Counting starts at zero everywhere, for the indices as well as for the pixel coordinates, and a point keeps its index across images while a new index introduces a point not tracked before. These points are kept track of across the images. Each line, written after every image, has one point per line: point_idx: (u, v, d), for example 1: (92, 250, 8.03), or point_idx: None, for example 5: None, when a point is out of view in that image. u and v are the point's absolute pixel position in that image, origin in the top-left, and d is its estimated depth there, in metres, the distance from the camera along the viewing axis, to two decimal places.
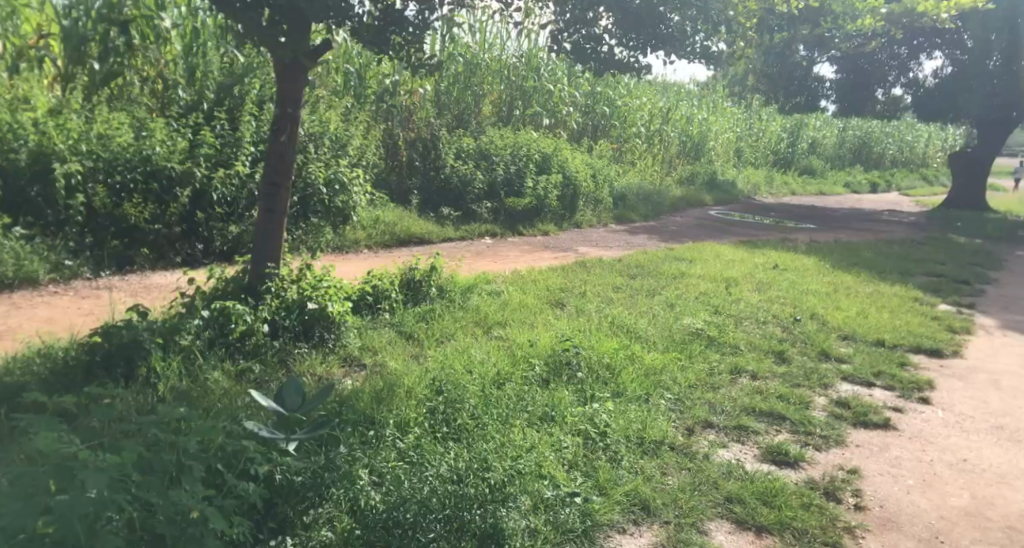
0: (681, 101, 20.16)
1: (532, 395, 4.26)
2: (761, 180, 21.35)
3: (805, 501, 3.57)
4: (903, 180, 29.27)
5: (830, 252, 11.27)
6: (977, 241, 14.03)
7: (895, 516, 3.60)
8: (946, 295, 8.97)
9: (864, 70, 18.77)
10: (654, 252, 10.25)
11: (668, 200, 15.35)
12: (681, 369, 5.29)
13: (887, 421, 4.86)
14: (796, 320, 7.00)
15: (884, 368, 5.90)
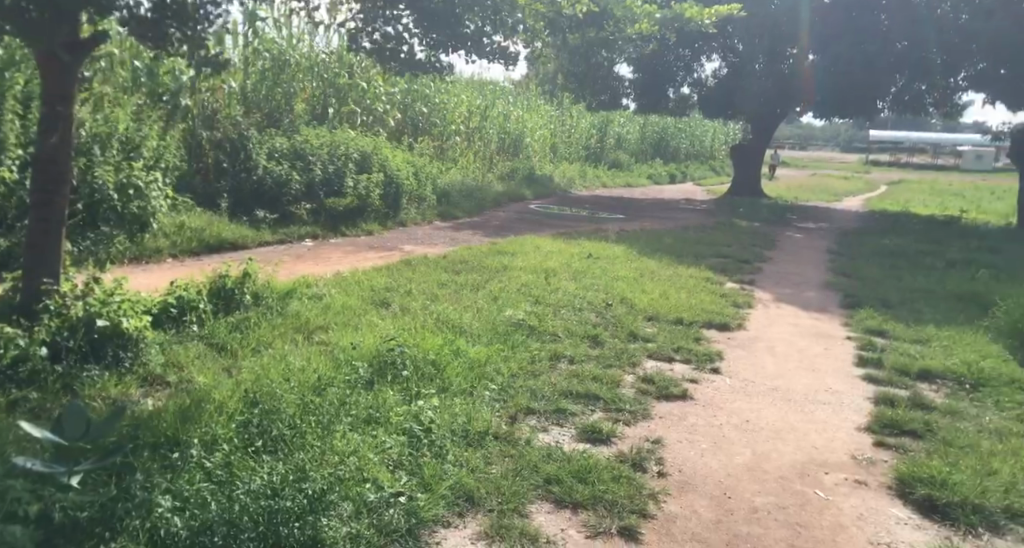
0: (498, 99, 20.64)
1: (355, 398, 4.18)
2: (575, 175, 22.40)
3: (615, 474, 3.81)
4: (697, 172, 31.96)
5: (637, 240, 12.07)
6: (757, 224, 15.66)
7: (691, 479, 3.94)
8: (733, 274, 9.94)
9: (656, 71, 20.15)
10: (478, 247, 10.44)
11: (489, 195, 15.69)
12: (503, 359, 5.45)
13: (685, 392, 5.30)
14: (608, 305, 7.43)
15: (682, 343, 6.44)
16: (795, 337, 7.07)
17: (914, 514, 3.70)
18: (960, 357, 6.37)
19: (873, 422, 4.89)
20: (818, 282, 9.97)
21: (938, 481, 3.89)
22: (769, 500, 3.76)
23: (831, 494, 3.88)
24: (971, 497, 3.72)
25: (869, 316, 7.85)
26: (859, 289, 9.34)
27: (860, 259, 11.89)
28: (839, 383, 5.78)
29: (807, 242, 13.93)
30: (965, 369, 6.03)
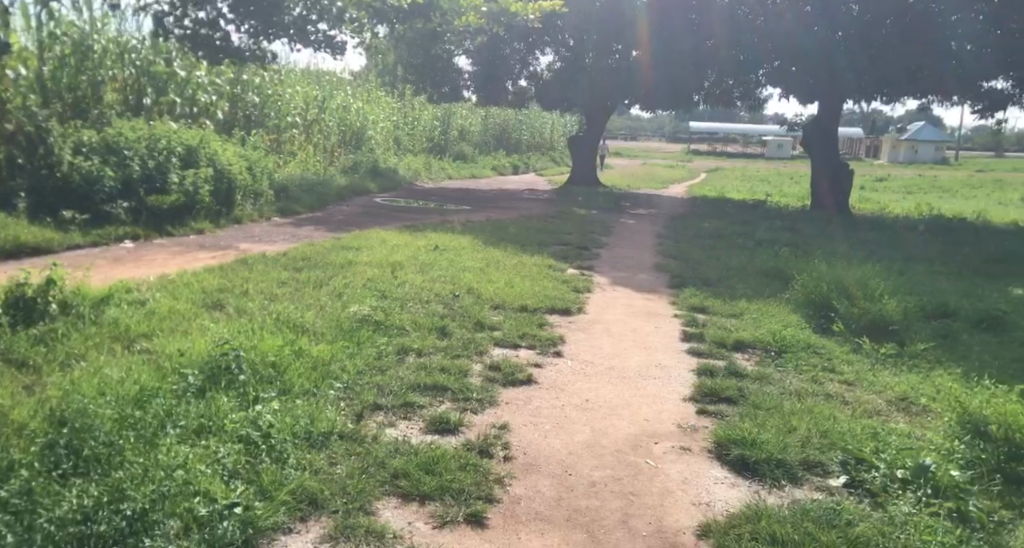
0: (337, 90, 20.09)
1: (184, 408, 3.92)
2: (420, 167, 22.30)
3: (462, 462, 3.84)
4: (538, 163, 32.83)
5: (482, 230, 12.21)
6: (594, 212, 16.35)
7: (535, 460, 4.05)
8: (573, 260, 10.30)
9: (492, 63, 20.51)
10: (319, 243, 10.13)
11: (331, 188, 15.25)
12: (349, 356, 5.33)
13: (529, 377, 5.44)
14: (455, 296, 7.46)
15: (527, 329, 6.59)
16: (629, 318, 7.44)
17: (730, 473, 4.02)
18: (768, 327, 7.00)
19: (696, 391, 5.27)
20: (649, 265, 10.57)
21: (749, 441, 4.26)
22: (606, 473, 3.94)
23: (659, 462, 4.14)
24: (776, 453, 4.11)
25: (693, 294, 8.42)
26: (685, 269, 9.98)
27: (685, 241, 12.72)
28: (669, 359, 6.15)
29: (639, 227, 14.72)
30: (771, 337, 6.64)
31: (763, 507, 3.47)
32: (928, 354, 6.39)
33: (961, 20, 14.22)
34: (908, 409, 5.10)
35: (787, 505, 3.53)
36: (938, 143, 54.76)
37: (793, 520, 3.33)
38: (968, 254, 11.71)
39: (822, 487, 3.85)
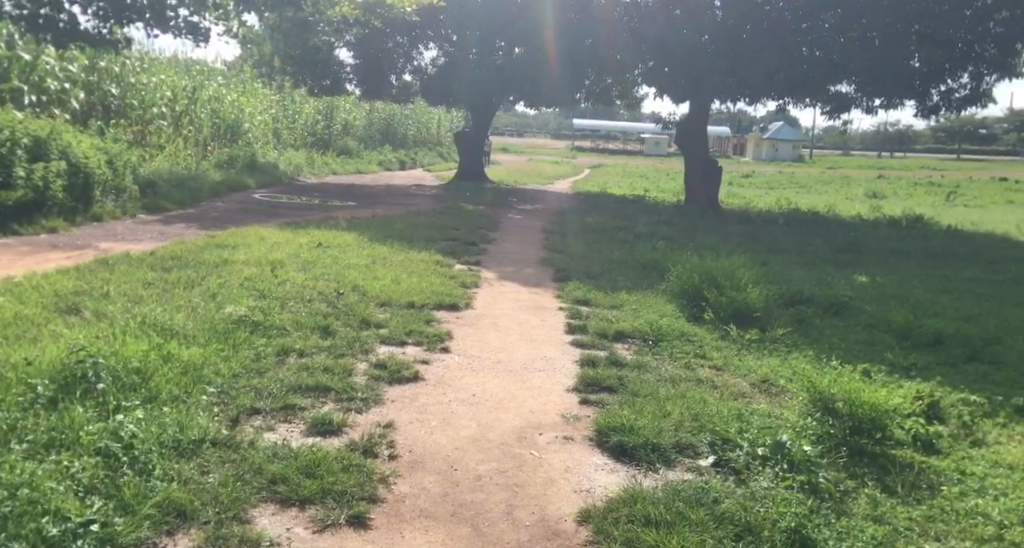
0: (208, 80, 19.15)
1: (32, 422, 3.62)
2: (301, 162, 21.64)
3: (344, 463, 3.76)
4: (425, 158, 32.61)
5: (368, 226, 11.98)
6: (480, 207, 16.39)
7: (421, 457, 4.03)
8: (460, 256, 10.30)
9: (375, 57, 20.27)
10: (192, 241, 9.63)
11: (205, 183, 14.53)
12: (223, 359, 5.10)
13: (415, 374, 5.40)
14: (338, 294, 7.29)
15: (413, 326, 6.53)
16: (515, 312, 7.52)
17: (609, 460, 4.15)
18: (646, 318, 7.27)
19: (579, 382, 5.40)
20: (534, 259, 10.72)
21: (628, 427, 4.41)
22: (491, 467, 3.97)
23: (543, 452, 4.21)
24: (653, 438, 4.28)
25: (577, 287, 8.62)
26: (569, 263, 10.19)
27: (569, 236, 12.99)
28: (554, 351, 6.26)
29: (525, 222, 14.91)
30: (648, 327, 6.90)
31: (639, 490, 3.61)
32: (787, 339, 6.85)
33: (810, 28, 15.11)
34: (770, 391, 5.45)
35: (661, 487, 3.70)
36: (796, 142, 58.43)
37: (666, 501, 3.48)
38: (823, 244, 12.61)
39: (693, 468, 4.05)
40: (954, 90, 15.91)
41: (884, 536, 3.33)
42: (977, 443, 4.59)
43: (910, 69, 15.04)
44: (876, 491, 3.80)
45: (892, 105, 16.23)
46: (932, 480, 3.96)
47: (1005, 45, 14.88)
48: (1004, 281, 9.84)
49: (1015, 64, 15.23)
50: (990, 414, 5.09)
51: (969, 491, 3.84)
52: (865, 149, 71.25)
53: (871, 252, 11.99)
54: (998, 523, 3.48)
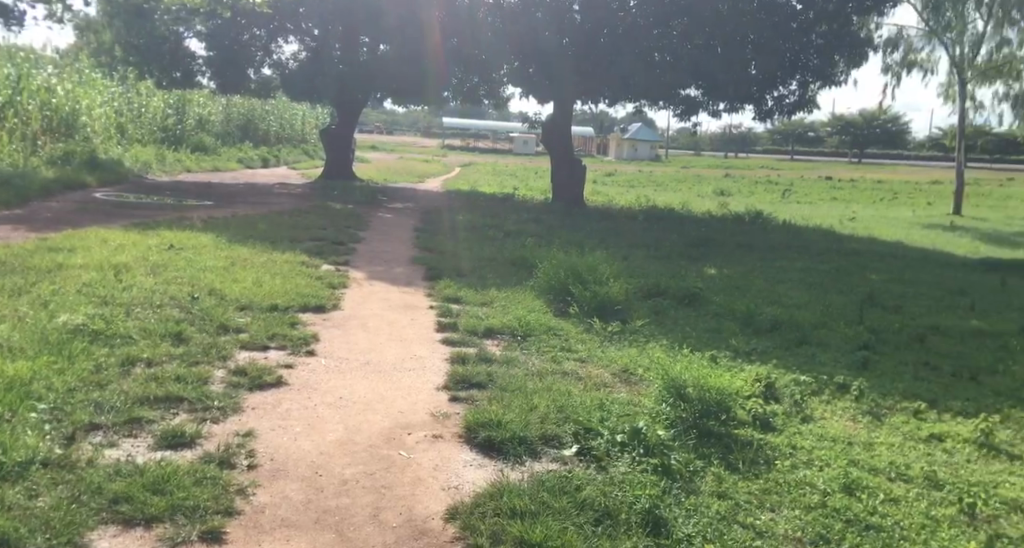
0: (37, 70, 17.56)
1: None
2: (151, 159, 20.29)
3: (197, 477, 3.57)
4: (289, 155, 31.50)
5: (226, 227, 11.41)
6: (348, 206, 16.02)
7: (283, 465, 3.90)
8: (327, 256, 10.02)
9: (228, 48, 19.14)
10: (21, 244, 8.79)
11: (36, 182, 13.31)
12: (57, 373, 4.69)
13: (278, 378, 5.20)
14: (193, 298, 6.90)
15: (276, 329, 6.29)
16: (384, 312, 7.41)
17: (478, 456, 4.19)
18: (515, 314, 7.38)
19: (450, 380, 5.40)
20: (403, 258, 10.61)
21: (496, 423, 4.46)
22: (358, 470, 3.90)
23: (412, 452, 4.18)
24: (520, 431, 4.36)
25: (447, 285, 8.62)
26: (439, 261, 10.18)
27: (438, 233, 12.96)
28: (423, 350, 6.23)
29: (394, 221, 14.72)
30: (516, 323, 7.01)
31: (504, 483, 3.66)
32: (645, 329, 7.17)
33: (660, 34, 15.79)
34: (629, 379, 5.69)
35: (526, 479, 3.77)
36: (653, 143, 61.23)
37: (530, 492, 3.55)
38: (678, 239, 13.30)
39: (558, 459, 4.16)
40: (785, 96, 17.19)
41: (728, 511, 3.56)
42: (808, 419, 5.01)
43: (748, 76, 16.13)
44: (721, 469, 4.07)
45: (734, 108, 17.34)
46: (769, 455, 4.29)
47: (826, 55, 16.31)
48: (831, 271, 10.78)
49: (835, 73, 16.70)
50: (820, 392, 5.57)
51: (801, 464, 4.19)
52: (715, 150, 75.80)
53: (719, 246, 12.77)
54: (824, 491, 3.81)
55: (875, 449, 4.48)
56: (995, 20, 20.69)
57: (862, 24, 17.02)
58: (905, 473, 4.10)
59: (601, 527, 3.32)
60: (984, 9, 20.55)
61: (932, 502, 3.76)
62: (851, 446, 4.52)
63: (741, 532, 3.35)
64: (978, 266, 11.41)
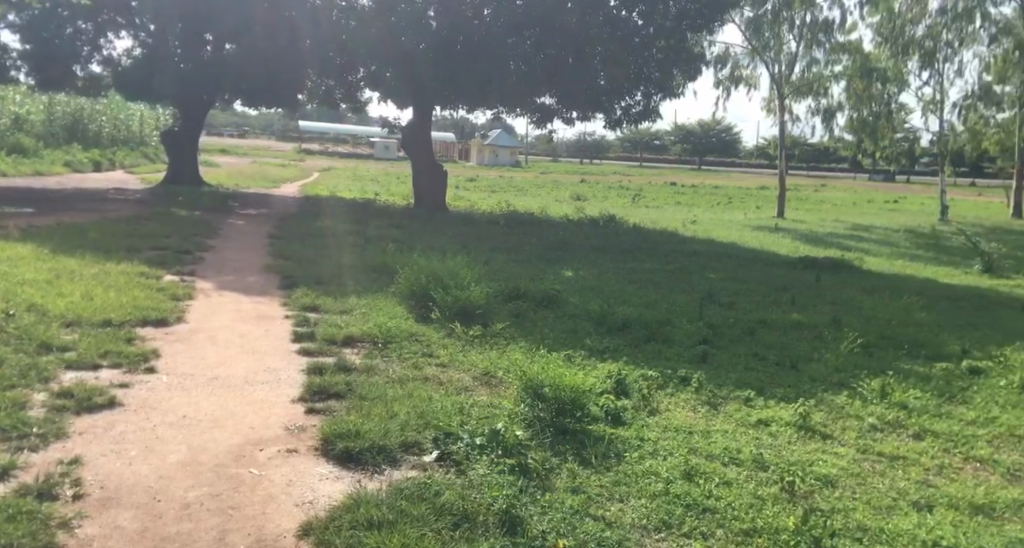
0: None
1: None
2: None
3: (12, 513, 3.22)
4: (125, 158, 29.30)
5: (51, 236, 10.44)
6: (194, 213, 15.15)
7: (115, 492, 3.61)
8: (170, 266, 9.42)
9: (50, 43, 17.67)
10: None
11: None
12: None
13: (111, 399, 4.82)
14: (10, 315, 6.26)
15: (110, 346, 5.83)
16: (234, 323, 7.05)
17: (332, 467, 4.06)
18: (375, 321, 7.25)
19: (305, 391, 5.22)
20: (255, 266, 10.15)
21: (352, 433, 4.35)
22: (202, 491, 3.68)
23: (262, 469, 3.99)
24: (377, 440, 4.28)
25: (304, 293, 8.33)
26: (294, 269, 9.82)
27: (293, 240, 12.50)
28: (277, 361, 5.99)
29: (245, 227, 14.07)
30: (377, 330, 6.89)
31: (359, 494, 3.57)
32: (505, 332, 7.25)
33: (515, 43, 16.07)
34: (489, 382, 5.75)
35: (382, 489, 3.70)
36: (512, 148, 62.35)
37: (386, 501, 3.50)
38: (535, 243, 13.59)
39: (416, 465, 4.12)
40: (633, 106, 17.88)
41: (581, 505, 3.68)
42: (655, 411, 5.27)
43: (596, 86, 16.73)
44: (574, 465, 4.18)
45: (585, 117, 17.89)
46: (619, 448, 4.46)
47: (666, 69, 17.25)
48: (675, 271, 11.41)
49: (673, 86, 17.74)
50: (665, 385, 5.88)
51: (648, 455, 4.39)
52: (569, 156, 78.37)
53: (574, 249, 13.19)
54: (666, 479, 4.03)
55: (712, 436, 4.78)
56: (805, 41, 22.76)
57: (696, 41, 18.21)
58: (737, 457, 4.40)
59: (458, 531, 3.33)
60: (797, 30, 22.59)
61: (761, 483, 4.06)
62: (691, 435, 4.80)
63: (591, 525, 3.47)
64: (799, 264, 12.48)
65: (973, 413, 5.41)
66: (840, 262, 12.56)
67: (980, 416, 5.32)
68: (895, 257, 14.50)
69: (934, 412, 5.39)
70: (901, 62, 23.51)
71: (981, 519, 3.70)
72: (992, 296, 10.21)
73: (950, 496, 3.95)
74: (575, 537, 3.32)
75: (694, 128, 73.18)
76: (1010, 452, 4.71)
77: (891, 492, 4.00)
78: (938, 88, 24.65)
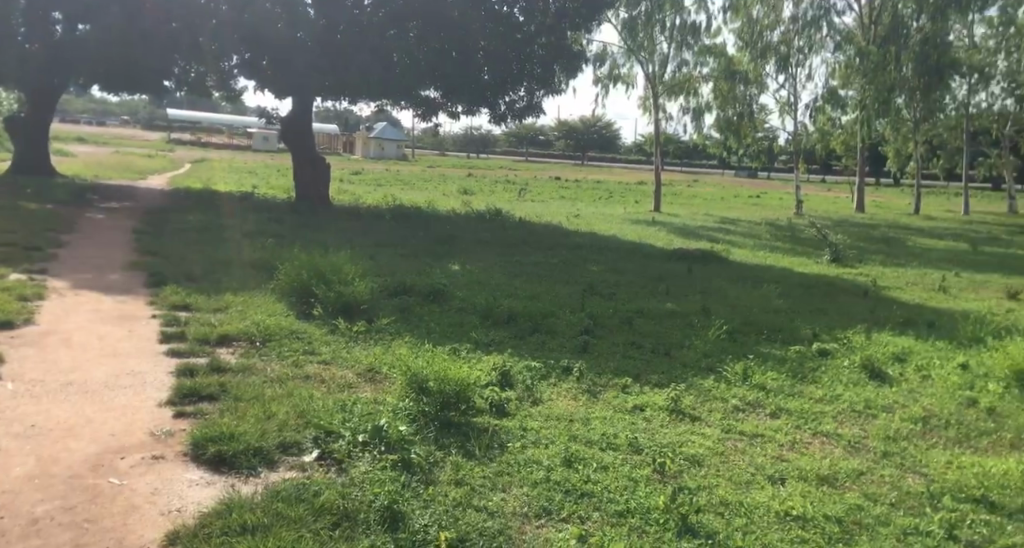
0: None
1: None
2: None
3: None
4: None
5: None
6: (46, 206, 14.04)
7: None
8: (18, 264, 8.71)
9: None
10: None
11: None
12: None
13: None
14: None
15: None
16: (94, 325, 6.61)
17: (205, 472, 3.90)
18: (252, 319, 7.00)
19: (173, 394, 4.98)
20: (120, 263, 9.54)
21: (226, 436, 4.20)
22: (53, 505, 3.44)
23: (125, 478, 3.78)
24: (252, 442, 4.15)
25: (174, 291, 7.92)
26: (163, 266, 9.31)
27: (163, 236, 11.84)
28: (142, 364, 5.66)
29: (106, 222, 13.19)
30: (254, 328, 6.67)
31: (232, 498, 3.46)
32: (390, 327, 7.19)
33: (396, 34, 15.89)
34: (373, 378, 5.68)
35: (258, 492, 3.59)
36: (397, 142, 61.63)
37: (261, 504, 3.41)
38: (420, 237, 13.53)
39: (296, 465, 4.02)
40: (516, 101, 18.13)
41: (463, 497, 3.72)
42: (538, 401, 5.38)
43: (480, 80, 16.81)
44: (458, 457, 4.22)
45: (469, 111, 17.94)
46: (502, 439, 4.53)
47: (547, 66, 17.49)
48: (556, 264, 11.66)
49: (555, 82, 18.08)
50: (548, 375, 6.01)
51: (529, 445, 4.49)
52: (455, 150, 78.33)
53: (459, 242, 13.22)
54: (547, 467, 4.14)
55: (591, 423, 4.95)
56: (675, 43, 23.73)
57: (574, 39, 18.63)
58: (614, 442, 4.58)
59: (337, 530, 3.29)
60: (667, 32, 23.49)
61: (635, 465, 4.24)
62: (572, 423, 4.95)
63: (474, 515, 3.52)
64: (672, 256, 13.07)
65: (821, 391, 5.87)
66: (710, 254, 13.24)
67: (827, 394, 5.77)
68: (759, 248, 15.44)
69: (788, 392, 5.81)
70: (762, 65, 24.98)
71: (825, 489, 4.03)
72: (840, 284, 11.09)
73: (800, 469, 4.28)
74: (457, 528, 3.36)
75: (575, 124, 74.96)
76: (852, 425, 5.15)
77: (751, 468, 4.29)
78: (792, 91, 26.35)
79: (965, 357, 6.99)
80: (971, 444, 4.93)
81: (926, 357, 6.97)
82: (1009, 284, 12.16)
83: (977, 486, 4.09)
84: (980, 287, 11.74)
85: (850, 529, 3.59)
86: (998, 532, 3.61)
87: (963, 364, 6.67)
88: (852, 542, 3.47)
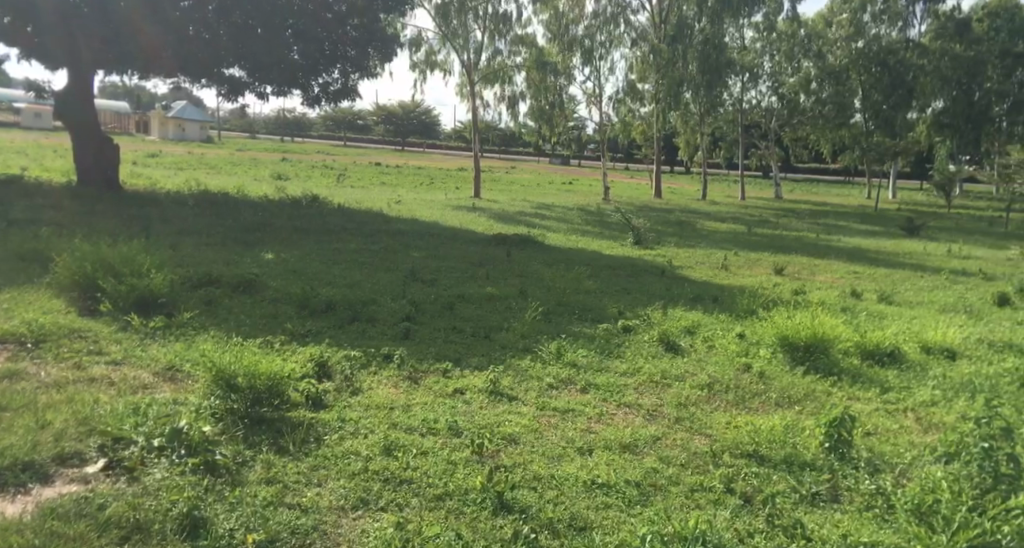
0: None
1: None
2: None
3: None
4: None
5: None
6: None
7: None
8: None
9: None
10: None
11: None
12: None
13: None
14: None
15: None
16: None
17: None
18: (23, 318, 6.22)
19: None
20: None
21: None
22: None
23: None
24: (21, 456, 3.69)
25: None
26: None
27: None
28: None
29: None
30: (25, 329, 5.92)
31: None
32: (193, 321, 6.70)
33: (192, 7, 14.71)
34: (174, 378, 5.25)
35: (28, 511, 3.20)
36: (201, 123, 57.42)
37: (32, 525, 3.04)
38: (228, 224, 12.72)
39: (77, 478, 3.62)
40: (332, 83, 17.53)
41: (274, 495, 3.55)
42: (357, 392, 5.25)
43: (290, 61, 16.07)
44: (270, 454, 4.02)
45: (280, 93, 17.09)
46: (318, 433, 4.38)
47: (361, 48, 17.05)
48: (374, 250, 11.46)
49: (369, 65, 17.70)
50: (367, 363, 5.90)
51: (347, 436, 4.38)
52: (266, 134, 74.32)
53: (273, 230, 12.60)
54: (365, 457, 4.06)
55: (411, 410, 4.91)
56: (489, 31, 24.08)
57: (387, 22, 18.36)
58: (432, 426, 4.57)
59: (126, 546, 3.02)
60: (480, 21, 23.75)
61: (454, 448, 4.26)
62: (393, 410, 4.89)
63: (286, 513, 3.38)
64: (490, 241, 13.29)
65: (625, 364, 6.25)
66: (526, 238, 13.61)
67: (630, 367, 6.16)
68: (571, 232, 16.10)
69: (597, 368, 6.13)
70: (569, 57, 26.02)
71: (627, 456, 4.28)
72: (641, 265, 11.80)
73: (606, 439, 4.52)
74: (266, 529, 3.20)
75: (394, 110, 73.85)
76: (651, 394, 5.53)
77: (562, 442, 4.46)
78: (597, 83, 27.63)
79: (742, 326, 7.76)
80: (746, 404, 5.47)
81: (711, 328, 7.63)
82: (779, 261, 13.60)
83: (750, 442, 4.53)
84: (754, 265, 13.03)
85: (647, 491, 3.85)
86: (766, 481, 4.04)
87: (740, 334, 7.36)
88: (648, 502, 3.73)
